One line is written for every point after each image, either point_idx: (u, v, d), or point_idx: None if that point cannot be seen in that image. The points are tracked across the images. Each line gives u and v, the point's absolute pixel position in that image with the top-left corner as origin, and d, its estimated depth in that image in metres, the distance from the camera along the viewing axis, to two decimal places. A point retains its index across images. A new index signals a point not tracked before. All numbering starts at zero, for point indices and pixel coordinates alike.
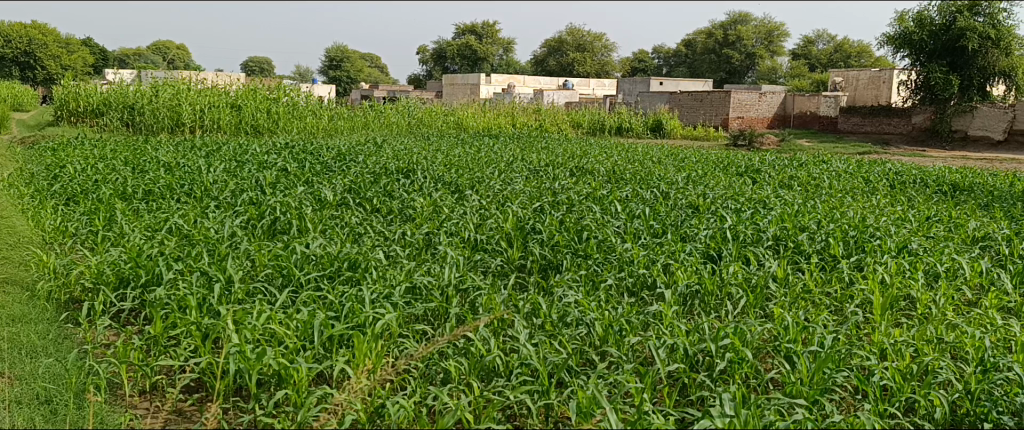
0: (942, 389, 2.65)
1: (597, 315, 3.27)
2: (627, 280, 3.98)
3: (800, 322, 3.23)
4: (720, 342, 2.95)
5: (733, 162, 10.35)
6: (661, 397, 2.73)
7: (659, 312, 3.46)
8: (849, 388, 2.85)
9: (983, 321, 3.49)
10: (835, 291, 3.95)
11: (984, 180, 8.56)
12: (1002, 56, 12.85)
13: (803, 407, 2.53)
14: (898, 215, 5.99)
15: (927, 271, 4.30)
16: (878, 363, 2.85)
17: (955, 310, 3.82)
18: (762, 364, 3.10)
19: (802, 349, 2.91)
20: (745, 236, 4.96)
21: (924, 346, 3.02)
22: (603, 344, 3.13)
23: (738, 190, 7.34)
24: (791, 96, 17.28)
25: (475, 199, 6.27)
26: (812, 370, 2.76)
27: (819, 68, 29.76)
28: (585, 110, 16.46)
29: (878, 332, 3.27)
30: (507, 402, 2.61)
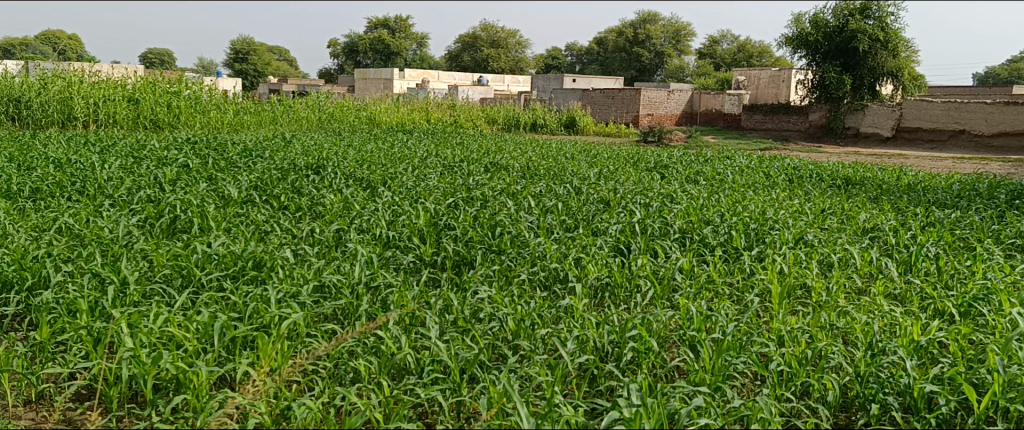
0: (835, 373, 2.78)
1: (508, 309, 3.28)
2: (539, 274, 4.01)
3: (704, 311, 3.32)
4: (628, 333, 3.01)
5: (643, 157, 10.60)
6: (571, 388, 2.75)
7: (570, 305, 3.49)
8: (750, 374, 2.95)
9: (871, 308, 3.68)
10: (737, 282, 4.09)
11: (875, 174, 9.05)
12: (889, 58, 13.63)
13: (706, 394, 2.60)
14: (795, 208, 6.26)
15: (821, 261, 4.51)
16: (776, 350, 2.96)
17: (846, 296, 4.01)
18: (669, 354, 3.17)
19: (705, 338, 3.00)
20: (653, 230, 5.07)
21: (817, 332, 3.16)
22: (515, 338, 3.13)
23: (648, 185, 7.51)
24: (698, 94, 17.88)
25: (387, 196, 6.19)
26: (714, 358, 2.85)
27: (723, 67, 30.79)
28: (499, 106, 16.50)
29: (777, 320, 3.40)
30: (417, 400, 2.58)
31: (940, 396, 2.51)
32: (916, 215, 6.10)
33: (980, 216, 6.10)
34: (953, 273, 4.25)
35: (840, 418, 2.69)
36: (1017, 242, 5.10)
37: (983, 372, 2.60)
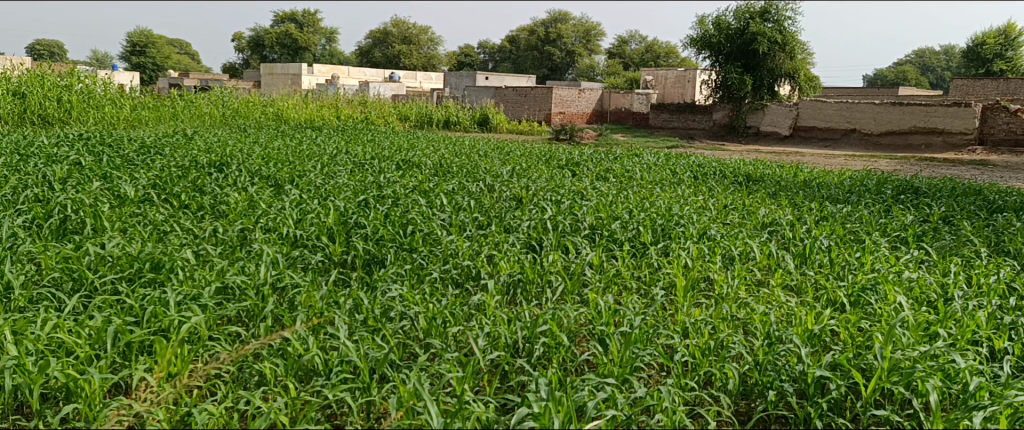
0: (735, 362, 2.89)
1: (419, 308, 3.26)
2: (451, 272, 4.00)
3: (613, 305, 3.39)
4: (539, 329, 3.04)
5: (555, 155, 10.72)
6: (483, 385, 2.77)
7: (482, 302, 3.50)
8: (656, 366, 3.04)
9: (769, 300, 3.84)
10: (644, 276, 4.20)
11: (773, 171, 9.45)
12: (787, 59, 14.29)
13: (613, 386, 2.66)
14: (699, 203, 6.47)
15: (723, 254, 4.69)
16: (680, 341, 3.06)
17: (747, 288, 4.18)
18: (579, 348, 3.22)
19: (614, 331, 3.06)
20: (563, 226, 5.14)
21: (719, 324, 3.28)
22: (426, 336, 3.12)
23: (559, 182, 7.61)
24: (608, 93, 18.24)
25: (295, 194, 6.05)
26: (622, 351, 2.92)
27: (632, 66, 31.51)
28: (411, 103, 16.35)
29: (681, 312, 3.51)
30: (326, 402, 2.53)
31: (831, 381, 2.65)
32: (811, 210, 6.41)
33: (868, 211, 6.46)
34: (843, 264, 4.50)
35: (740, 405, 2.80)
36: (901, 235, 5.44)
37: (869, 358, 2.76)
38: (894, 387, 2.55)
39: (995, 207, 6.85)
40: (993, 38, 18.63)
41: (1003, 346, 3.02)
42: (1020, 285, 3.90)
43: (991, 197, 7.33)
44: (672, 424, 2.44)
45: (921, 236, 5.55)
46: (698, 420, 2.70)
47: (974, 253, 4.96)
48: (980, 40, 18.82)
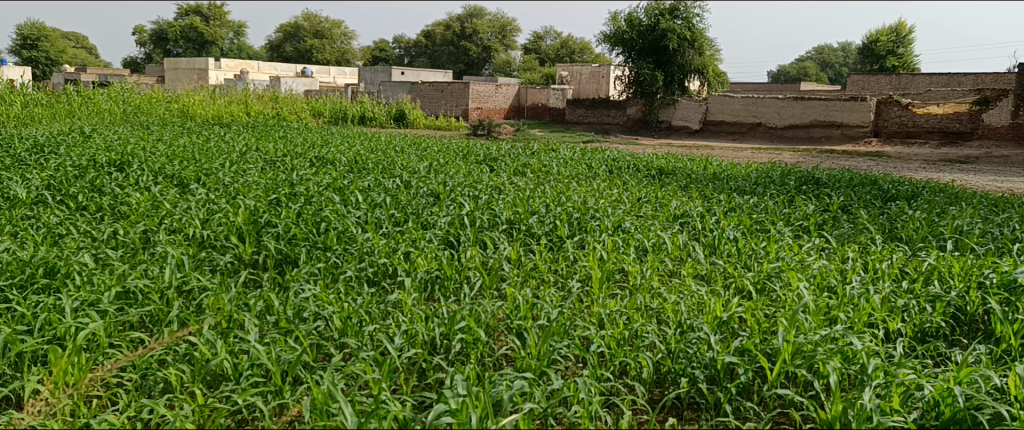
0: (649, 351, 2.94)
1: (334, 307, 3.18)
2: (366, 270, 3.92)
3: (531, 299, 3.39)
4: (456, 325, 3.01)
5: (472, 150, 10.70)
6: (400, 383, 2.72)
7: (399, 299, 3.44)
8: (574, 358, 3.05)
9: (681, 289, 3.93)
10: (561, 269, 4.23)
11: (684, 164, 9.70)
12: (696, 56, 14.75)
13: (530, 379, 2.66)
14: (614, 197, 6.57)
15: (637, 247, 4.78)
16: (597, 332, 3.08)
17: (661, 278, 4.27)
18: (497, 342, 3.21)
19: (531, 325, 3.07)
20: (481, 221, 5.12)
21: (634, 314, 3.33)
22: (342, 336, 3.04)
23: (477, 177, 7.59)
24: (525, 88, 18.32)
25: (201, 193, 5.81)
26: (540, 344, 2.92)
27: (547, 62, 31.82)
28: (324, 98, 15.99)
29: (596, 304, 3.55)
30: (235, 407, 2.43)
31: (739, 367, 2.72)
32: (720, 202, 6.61)
33: (774, 201, 6.70)
34: (750, 253, 4.65)
35: (654, 393, 2.85)
36: (803, 224, 5.66)
37: (775, 343, 2.85)
38: (796, 371, 2.65)
39: (888, 196, 7.23)
40: (885, 36, 19.66)
41: (896, 327, 3.18)
42: (911, 268, 4.12)
43: (885, 187, 7.73)
44: (588, 416, 2.46)
45: (821, 224, 5.80)
46: (614, 409, 2.73)
47: (870, 240, 5.21)
48: (874, 38, 19.82)
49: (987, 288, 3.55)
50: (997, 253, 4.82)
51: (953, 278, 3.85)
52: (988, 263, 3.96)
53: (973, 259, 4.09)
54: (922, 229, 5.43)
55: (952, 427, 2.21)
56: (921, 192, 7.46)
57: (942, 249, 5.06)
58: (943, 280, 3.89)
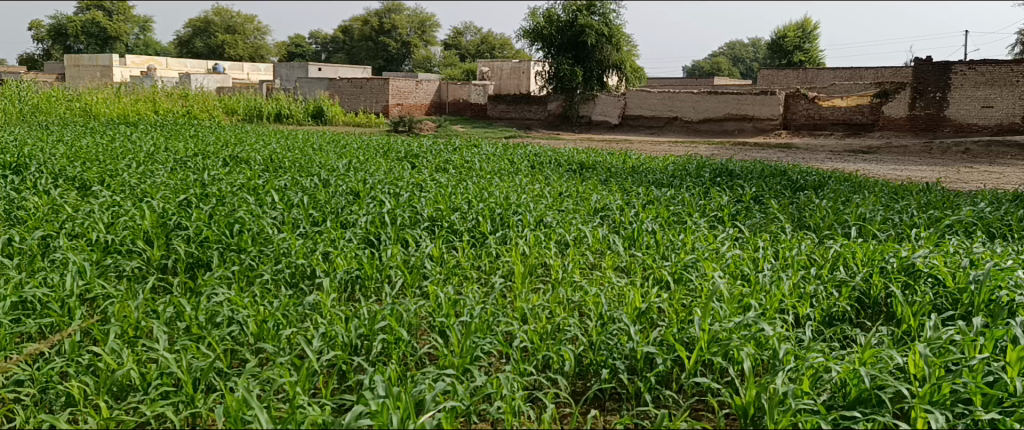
0: (571, 344, 2.93)
1: (249, 311, 3.05)
2: (283, 272, 3.78)
3: (453, 297, 3.33)
4: (377, 325, 2.92)
5: (393, 147, 10.55)
6: (320, 387, 2.63)
7: (317, 301, 3.33)
8: (496, 354, 3.01)
9: (602, 282, 3.94)
10: (484, 266, 4.18)
11: (604, 159, 9.80)
12: (614, 52, 14.87)
13: (452, 377, 2.61)
14: (536, 192, 6.57)
15: (559, 241, 4.79)
16: (520, 327, 3.06)
17: (582, 271, 4.28)
18: (419, 342, 3.14)
19: (453, 322, 3.02)
20: (402, 220, 5.02)
21: (556, 308, 3.32)
22: (257, 341, 2.91)
23: (397, 175, 7.47)
24: (446, 84, 18.18)
25: (105, 195, 5.52)
26: (462, 341, 2.86)
27: (467, 58, 31.76)
28: (238, 95, 15.48)
29: (519, 299, 3.52)
30: (142, 419, 2.29)
31: (658, 356, 2.74)
32: (639, 195, 6.70)
33: (690, 193, 6.84)
34: (668, 244, 4.72)
35: (577, 385, 2.84)
36: (717, 214, 5.79)
37: (693, 332, 2.89)
38: (713, 358, 2.68)
39: (797, 186, 7.50)
40: (792, 32, 20.43)
41: (805, 313, 3.28)
42: (819, 255, 4.25)
43: (795, 177, 8.01)
44: (511, 411, 2.43)
45: (735, 215, 5.95)
46: (537, 404, 2.71)
47: (781, 229, 5.38)
48: (781, 34, 20.56)
49: (889, 272, 3.69)
50: (897, 238, 5.04)
51: (857, 264, 3.99)
52: (888, 248, 4.14)
53: (875, 245, 4.26)
54: (829, 217, 5.64)
55: (858, 406, 2.28)
56: (828, 181, 7.76)
57: (847, 236, 5.27)
58: (848, 265, 4.04)
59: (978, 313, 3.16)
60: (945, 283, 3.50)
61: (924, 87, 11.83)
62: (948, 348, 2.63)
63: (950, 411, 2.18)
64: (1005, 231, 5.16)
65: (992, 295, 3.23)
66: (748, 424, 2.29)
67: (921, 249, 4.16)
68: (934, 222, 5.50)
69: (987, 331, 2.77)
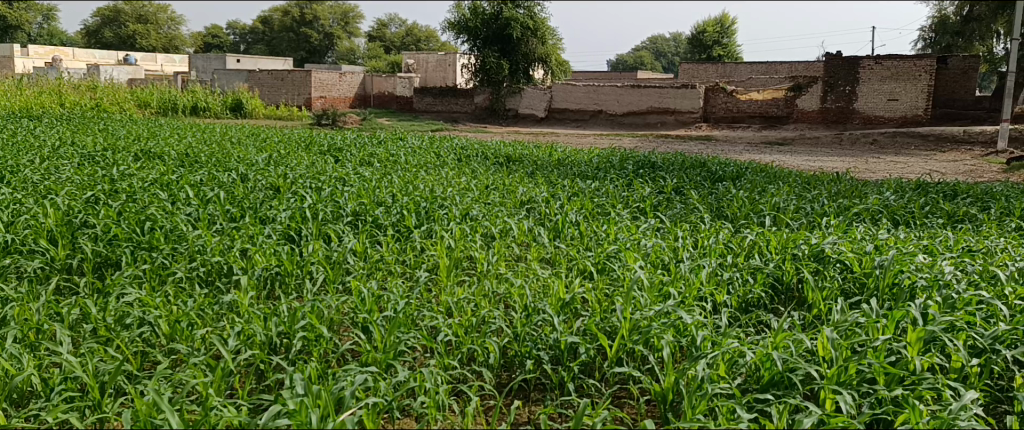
0: (496, 336, 2.91)
1: (161, 311, 2.90)
2: (197, 270, 3.61)
3: (376, 292, 3.25)
4: (297, 322, 2.82)
5: (315, 141, 10.30)
6: (237, 387, 2.53)
7: (234, 299, 3.20)
8: (420, 349, 2.95)
9: (527, 273, 3.94)
10: (408, 260, 4.11)
11: (530, 151, 9.81)
12: (539, 45, 15.00)
13: (374, 373, 2.54)
14: (462, 185, 6.52)
15: (484, 233, 4.76)
16: (444, 321, 3.01)
17: (508, 263, 4.26)
18: (341, 338, 3.06)
19: (376, 318, 2.94)
20: (324, 214, 4.90)
21: (480, 301, 3.29)
22: (170, 342, 2.77)
23: (320, 169, 7.28)
24: (370, 77, 17.79)
25: (4, 193, 5.20)
26: (385, 336, 2.79)
27: (392, 50, 31.33)
28: (151, 87, 14.87)
29: (444, 293, 3.47)
30: (43, 427, 2.16)
31: (581, 346, 2.75)
32: (564, 187, 6.73)
33: (614, 185, 6.91)
34: (591, 236, 4.76)
35: (501, 377, 2.81)
36: (640, 206, 5.86)
37: (615, 321, 2.89)
38: (635, 346, 2.69)
39: (716, 178, 7.68)
40: (711, 27, 20.90)
41: (722, 300, 3.35)
42: (736, 244, 4.34)
43: (714, 169, 8.20)
44: (436, 406, 2.38)
45: (656, 206, 6.04)
46: (461, 397, 2.68)
47: (700, 219, 5.48)
48: (701, 29, 20.96)
49: (800, 258, 3.80)
50: (809, 227, 5.21)
51: (771, 252, 4.10)
52: (799, 236, 4.27)
53: (787, 233, 4.39)
54: (745, 207, 5.79)
55: (771, 389, 2.34)
56: (746, 172, 7.98)
57: (762, 225, 5.41)
58: (762, 254, 4.14)
59: (883, 297, 3.29)
60: (852, 269, 3.63)
61: (835, 81, 12.31)
62: (854, 331, 2.73)
63: (856, 391, 2.26)
64: (908, 218, 5.39)
65: (895, 278, 3.36)
66: (667, 410, 2.33)
67: (830, 236, 4.31)
68: (844, 210, 5.71)
69: (891, 312, 2.88)
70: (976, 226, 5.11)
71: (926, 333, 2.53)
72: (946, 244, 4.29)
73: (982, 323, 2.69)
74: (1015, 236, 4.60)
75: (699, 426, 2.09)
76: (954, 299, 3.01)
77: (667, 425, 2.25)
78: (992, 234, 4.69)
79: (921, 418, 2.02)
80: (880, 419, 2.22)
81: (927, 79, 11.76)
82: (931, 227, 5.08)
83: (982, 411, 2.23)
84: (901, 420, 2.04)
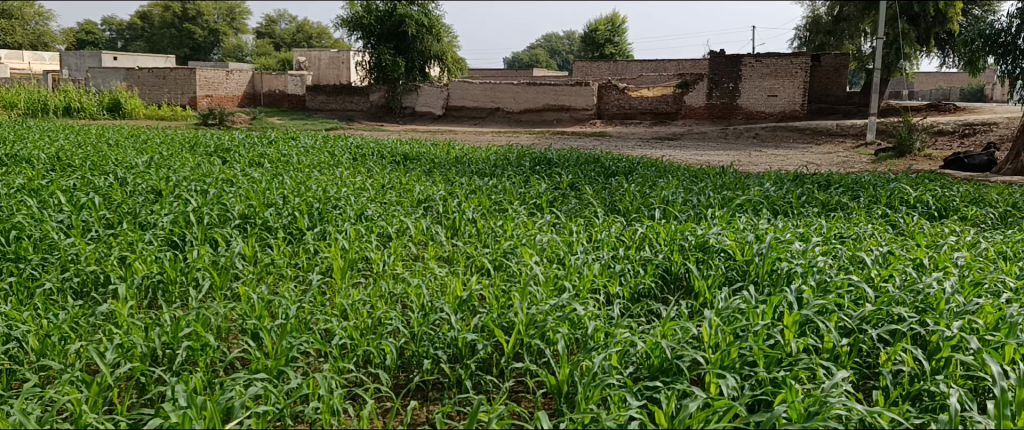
0: (392, 337, 2.84)
1: (29, 326, 2.68)
2: (70, 281, 3.35)
3: (266, 297, 3.10)
4: (181, 332, 2.64)
5: (200, 141, 9.86)
6: (116, 402, 2.36)
7: (112, 310, 2.98)
8: (314, 354, 2.84)
9: (424, 273, 3.89)
10: (301, 263, 3.98)
11: (427, 150, 9.74)
12: (434, 42, 14.90)
13: (264, 381, 2.42)
14: (357, 185, 6.39)
15: (381, 233, 4.67)
16: (338, 324, 2.91)
17: (404, 262, 4.18)
18: (229, 346, 2.90)
19: (267, 323, 2.82)
20: (209, 218, 4.69)
21: (376, 302, 3.20)
22: (39, 358, 2.56)
23: (205, 170, 6.97)
24: (259, 74, 17.23)
25: None
26: (276, 342, 2.67)
27: (282, 46, 30.31)
28: (17, 87, 13.83)
29: (339, 295, 3.36)
30: None
31: (479, 343, 2.71)
32: (461, 185, 6.71)
33: (511, 182, 6.95)
34: (488, 232, 4.76)
35: (399, 378, 2.75)
36: (536, 202, 5.91)
37: (512, 316, 2.87)
38: (532, 340, 2.69)
39: (610, 172, 7.86)
40: (603, 26, 21.35)
41: (615, 291, 3.41)
42: (628, 237, 4.44)
43: (607, 164, 8.38)
44: (330, 411, 2.29)
45: (552, 201, 6.10)
46: (357, 400, 2.60)
47: (593, 213, 5.59)
48: (594, 27, 21.41)
49: (686, 249, 3.93)
50: (695, 218, 5.40)
51: (660, 244, 4.21)
52: (687, 227, 4.41)
53: (675, 225, 4.52)
54: (637, 201, 5.92)
55: (660, 376, 2.39)
56: (637, 167, 8.19)
57: (652, 217, 5.56)
58: (652, 245, 4.25)
59: (762, 283, 3.44)
60: (734, 257, 3.77)
61: (719, 78, 12.86)
62: (735, 316, 2.83)
63: (739, 374, 2.33)
64: (786, 208, 5.67)
65: (774, 265, 3.52)
66: (563, 402, 2.34)
67: (715, 227, 4.47)
68: (727, 202, 5.94)
69: (769, 298, 3.02)
70: (848, 214, 5.42)
71: (800, 316, 2.65)
72: (821, 231, 4.53)
73: (851, 304, 2.84)
74: (881, 223, 4.92)
75: (592, 416, 2.10)
76: (827, 282, 3.17)
77: (562, 416, 2.26)
78: (860, 221, 4.99)
79: (796, 397, 2.10)
80: (760, 400, 2.30)
81: (803, 76, 12.36)
82: (807, 216, 5.36)
83: (851, 387, 2.34)
84: (779, 399, 2.11)
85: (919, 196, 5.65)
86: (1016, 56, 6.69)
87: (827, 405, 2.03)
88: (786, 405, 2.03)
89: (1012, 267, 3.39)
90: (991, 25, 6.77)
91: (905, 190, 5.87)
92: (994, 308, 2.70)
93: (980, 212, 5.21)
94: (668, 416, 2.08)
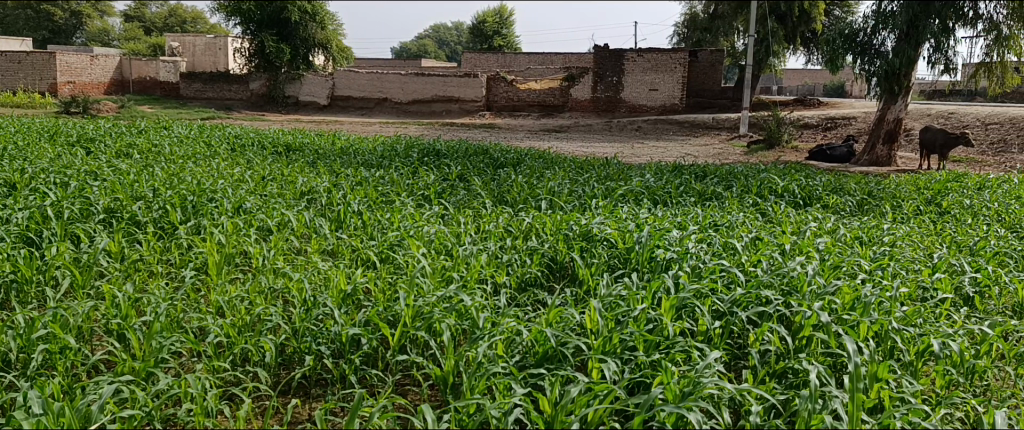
0: (271, 334, 2.70)
1: None
2: None
3: (133, 295, 2.88)
4: (36, 334, 2.40)
5: (62, 131, 9.17)
6: None
7: None
8: (187, 353, 2.67)
9: (306, 266, 3.74)
10: (173, 259, 3.74)
11: (311, 140, 9.46)
12: (318, 30, 14.45)
13: (131, 383, 2.24)
14: (234, 176, 6.10)
15: (260, 226, 4.47)
16: (213, 321, 2.74)
17: (285, 255, 4.01)
18: (92, 348, 2.68)
19: (134, 323, 2.62)
20: (70, 213, 4.33)
21: (255, 298, 3.04)
22: None
23: (66, 162, 6.47)
24: (128, 60, 16.31)
25: None
26: (144, 342, 2.48)
27: (153, 31, 28.62)
28: None
29: (214, 292, 3.17)
30: None
31: (363, 337, 2.61)
32: (346, 176, 6.53)
33: (398, 173, 6.83)
34: (375, 224, 4.64)
35: (279, 376, 2.63)
36: (423, 193, 5.82)
37: (398, 309, 2.79)
38: (418, 333, 2.62)
39: (498, 164, 7.86)
40: (491, 17, 21.36)
41: (501, 281, 3.40)
42: (514, 228, 4.44)
43: (495, 155, 8.38)
44: (203, 412, 2.14)
45: (440, 193, 6.03)
46: (234, 400, 2.45)
47: (481, 204, 5.57)
48: (481, 18, 21.38)
49: (571, 239, 3.97)
50: (580, 209, 5.48)
51: (546, 233, 4.24)
52: (572, 217, 4.45)
53: (560, 215, 4.55)
54: (524, 192, 5.94)
55: (544, 363, 2.38)
56: (524, 159, 8.24)
57: (539, 208, 5.58)
58: (538, 235, 4.26)
59: (643, 270, 3.52)
60: (616, 246, 3.84)
61: (604, 72, 13.12)
62: (617, 302, 2.87)
63: (619, 358, 2.37)
64: (666, 197, 5.84)
65: (653, 253, 3.60)
66: (449, 393, 2.30)
67: (599, 217, 4.53)
68: (610, 192, 6.06)
69: (648, 284, 3.08)
70: (722, 203, 5.65)
71: (678, 301, 2.72)
72: (698, 219, 4.69)
73: (723, 289, 2.94)
74: (752, 211, 5.15)
75: (478, 405, 2.07)
76: (702, 269, 3.26)
77: (447, 407, 2.21)
78: (735, 209, 5.20)
79: (672, 378, 2.14)
80: (639, 383, 2.33)
81: (681, 71, 12.83)
82: (685, 205, 5.55)
83: (724, 368, 2.42)
84: (656, 381, 2.15)
85: (787, 185, 5.96)
86: (872, 55, 7.16)
87: (700, 385, 2.07)
88: (663, 387, 2.06)
89: (867, 250, 3.61)
90: (850, 25, 7.23)
91: (774, 181, 6.16)
92: (851, 289, 2.86)
93: (840, 200, 5.53)
94: (552, 401, 2.07)
